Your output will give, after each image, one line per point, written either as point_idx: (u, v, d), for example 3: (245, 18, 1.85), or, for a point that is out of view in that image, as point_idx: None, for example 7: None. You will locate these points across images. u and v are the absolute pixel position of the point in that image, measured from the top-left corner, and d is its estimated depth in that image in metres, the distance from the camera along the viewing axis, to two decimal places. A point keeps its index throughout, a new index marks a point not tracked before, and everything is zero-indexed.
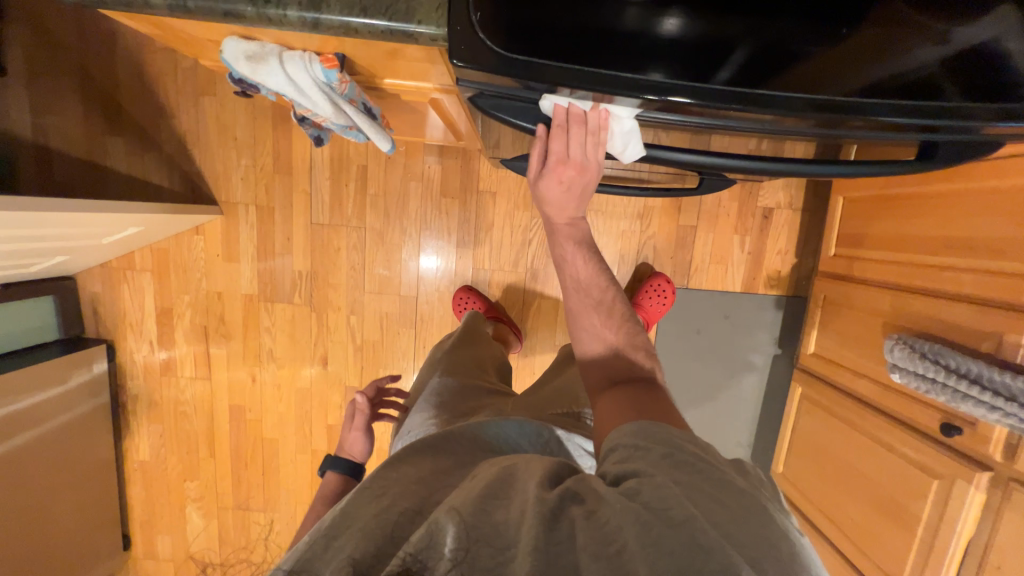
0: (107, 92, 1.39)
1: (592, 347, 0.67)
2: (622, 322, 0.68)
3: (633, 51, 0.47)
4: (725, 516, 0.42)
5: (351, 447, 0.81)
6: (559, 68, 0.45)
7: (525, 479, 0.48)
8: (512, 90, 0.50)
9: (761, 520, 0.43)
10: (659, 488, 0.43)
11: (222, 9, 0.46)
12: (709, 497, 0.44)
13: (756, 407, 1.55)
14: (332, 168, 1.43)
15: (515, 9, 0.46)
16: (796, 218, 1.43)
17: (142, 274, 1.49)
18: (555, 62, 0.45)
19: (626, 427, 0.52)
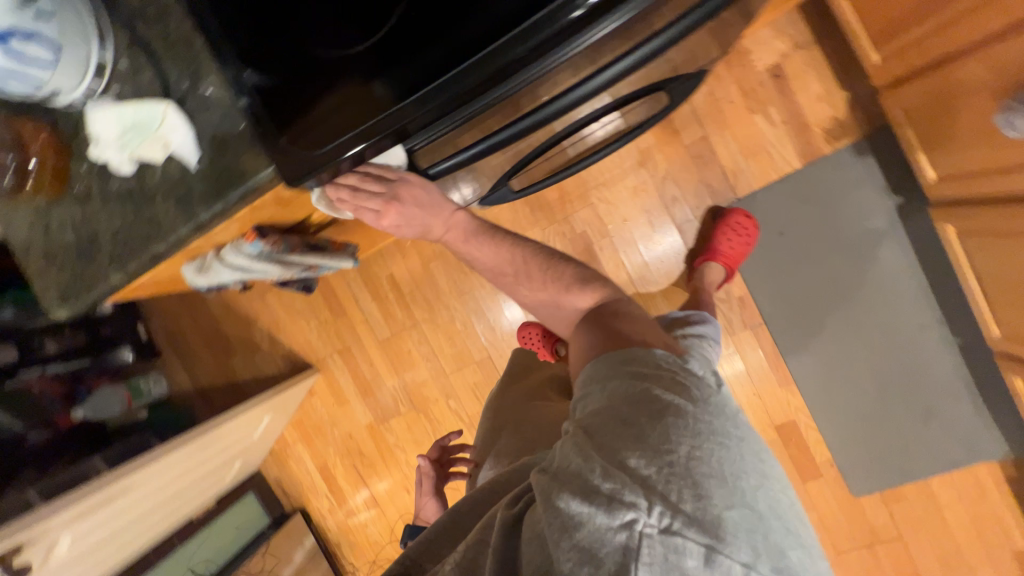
0: (213, 329, 1.80)
1: (539, 305, 0.79)
2: (547, 276, 0.76)
3: (412, 64, 0.44)
4: (629, 456, 0.48)
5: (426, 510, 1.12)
6: (360, 136, 0.47)
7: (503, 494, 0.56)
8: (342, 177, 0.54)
9: (668, 442, 0.49)
10: (575, 456, 0.50)
11: (149, 257, 0.57)
12: (621, 441, 0.50)
13: (916, 274, 1.20)
14: (370, 291, 1.60)
15: (307, 108, 0.49)
16: (815, 53, 1.16)
17: (295, 445, 1.79)
18: (355, 134, 0.47)
19: (585, 376, 0.61)
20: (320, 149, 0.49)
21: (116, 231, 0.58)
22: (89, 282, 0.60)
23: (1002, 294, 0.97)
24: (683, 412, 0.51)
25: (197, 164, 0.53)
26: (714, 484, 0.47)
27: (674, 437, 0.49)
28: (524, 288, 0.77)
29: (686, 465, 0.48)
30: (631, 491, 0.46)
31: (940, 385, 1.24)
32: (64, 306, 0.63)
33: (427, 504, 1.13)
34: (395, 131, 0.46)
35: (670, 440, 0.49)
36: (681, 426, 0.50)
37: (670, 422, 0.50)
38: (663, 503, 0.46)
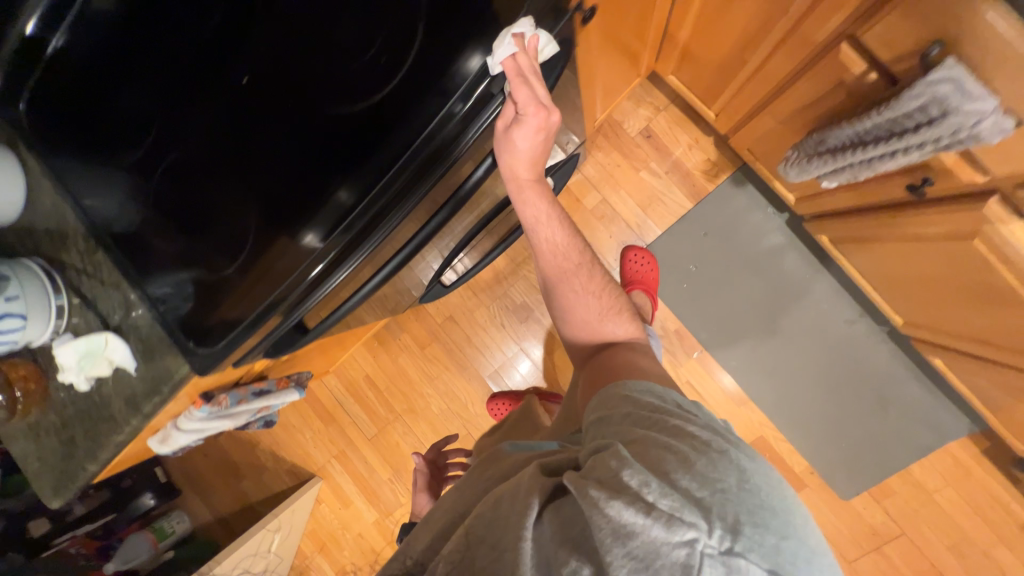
0: (222, 457, 1.94)
1: (575, 323, 0.84)
2: (605, 290, 0.82)
3: (266, 278, 0.62)
4: (683, 479, 0.47)
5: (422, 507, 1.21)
6: (242, 330, 0.61)
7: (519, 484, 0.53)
8: (286, 303, 0.58)
9: (711, 472, 0.48)
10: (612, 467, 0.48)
11: (112, 446, 0.72)
12: (666, 462, 0.49)
13: (825, 276, 1.29)
14: (352, 394, 1.73)
15: (201, 319, 0.66)
16: (673, 112, 1.34)
17: (313, 556, 1.86)
18: (237, 329, 0.61)
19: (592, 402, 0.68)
20: (217, 341, 0.64)
21: (87, 430, 0.73)
22: (72, 474, 0.74)
23: (885, 288, 1.05)
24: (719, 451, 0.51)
25: (136, 369, 0.69)
26: (765, 520, 0.46)
27: (716, 470, 0.48)
28: (576, 300, 0.81)
29: (738, 486, 0.47)
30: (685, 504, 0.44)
31: (884, 375, 1.28)
32: (56, 497, 0.77)
33: (420, 502, 1.21)
34: (262, 326, 0.60)
35: (719, 468, 0.49)
36: (722, 463, 0.50)
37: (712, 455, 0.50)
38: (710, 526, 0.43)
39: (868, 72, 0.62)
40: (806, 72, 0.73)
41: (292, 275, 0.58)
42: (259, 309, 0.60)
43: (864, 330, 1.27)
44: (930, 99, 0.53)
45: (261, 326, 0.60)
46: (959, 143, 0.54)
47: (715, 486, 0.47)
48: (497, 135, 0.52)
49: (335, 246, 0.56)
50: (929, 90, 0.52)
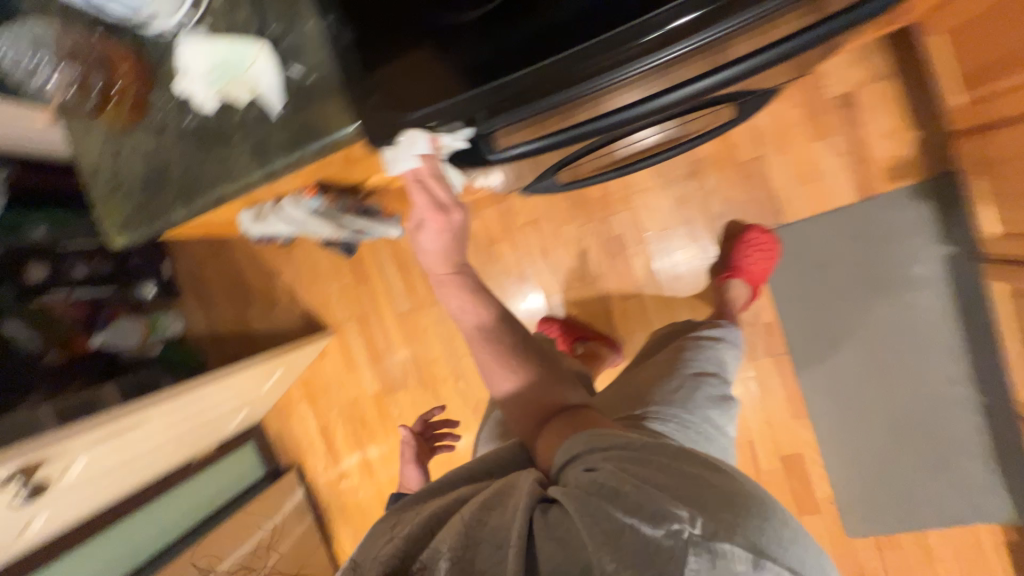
0: (235, 276, 1.81)
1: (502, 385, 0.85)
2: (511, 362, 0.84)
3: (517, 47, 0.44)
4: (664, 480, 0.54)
5: (409, 482, 1.29)
6: (453, 106, 0.46)
7: (513, 492, 0.58)
8: (511, 111, 0.45)
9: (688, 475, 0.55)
10: (609, 478, 0.54)
11: (215, 197, 0.57)
12: (650, 472, 0.55)
13: (954, 328, 1.17)
14: (396, 262, 1.59)
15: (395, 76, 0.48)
16: (890, 87, 1.12)
17: (300, 403, 1.82)
18: (446, 103, 0.46)
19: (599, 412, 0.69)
20: (413, 111, 0.47)
21: (188, 166, 0.57)
22: (153, 213, 0.60)
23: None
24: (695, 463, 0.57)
25: (280, 113, 0.52)
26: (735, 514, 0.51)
27: (691, 474, 0.55)
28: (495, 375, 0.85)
29: (711, 482, 0.54)
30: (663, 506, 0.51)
31: (956, 444, 1.22)
32: (123, 234, 0.63)
33: (409, 473, 1.29)
34: (483, 116, 0.46)
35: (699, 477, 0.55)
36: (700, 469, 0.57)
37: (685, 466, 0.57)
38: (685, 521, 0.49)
39: None
40: None
41: (428, 104, 0.46)
42: (398, 114, 0.48)
43: (965, 395, 1.18)
44: None
45: (482, 116, 0.46)
46: None
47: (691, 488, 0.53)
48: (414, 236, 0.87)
49: (478, 109, 0.45)
50: None
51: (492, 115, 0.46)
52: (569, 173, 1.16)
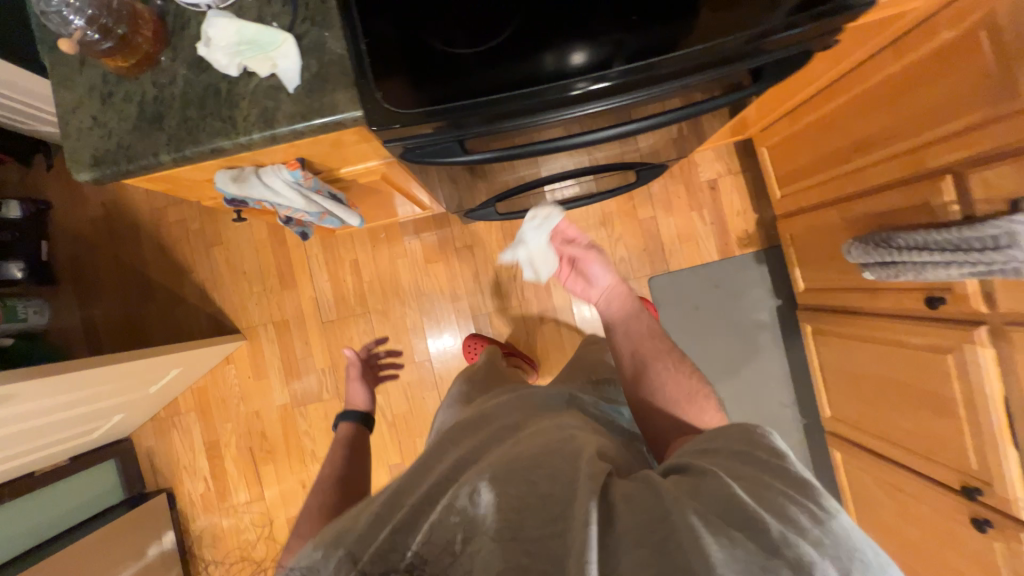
0: (135, 268, 1.65)
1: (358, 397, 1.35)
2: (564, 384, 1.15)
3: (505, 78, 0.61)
4: (743, 496, 0.47)
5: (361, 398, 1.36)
6: (448, 110, 0.60)
7: (569, 471, 0.53)
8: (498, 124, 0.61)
9: (778, 503, 0.47)
10: (714, 485, 0.49)
11: (210, 149, 0.64)
12: (761, 488, 0.49)
13: (781, 362, 1.55)
14: (329, 270, 1.61)
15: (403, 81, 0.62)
16: (740, 180, 1.55)
17: (187, 415, 1.63)
18: (446, 106, 0.60)
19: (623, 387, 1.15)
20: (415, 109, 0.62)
21: (186, 118, 0.63)
22: (135, 154, 0.64)
23: (835, 384, 1.30)
24: (770, 482, 0.50)
25: (294, 89, 0.63)
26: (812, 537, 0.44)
27: (777, 497, 0.47)
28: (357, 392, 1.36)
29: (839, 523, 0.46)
30: (743, 525, 0.44)
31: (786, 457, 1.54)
32: (90, 169, 0.64)
33: (354, 389, 1.38)
34: (474, 127, 0.62)
35: (774, 496, 0.48)
36: (793, 497, 0.48)
37: (758, 485, 0.49)
38: (765, 550, 0.43)
39: (956, 202, 0.83)
40: (901, 186, 0.94)
41: (418, 109, 0.62)
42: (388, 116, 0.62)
43: (792, 416, 1.53)
44: (1003, 233, 0.73)
45: (473, 127, 0.62)
46: (1002, 271, 0.75)
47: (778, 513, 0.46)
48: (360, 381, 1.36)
49: (458, 117, 0.61)
50: (1009, 225, 0.72)
51: (480, 126, 0.62)
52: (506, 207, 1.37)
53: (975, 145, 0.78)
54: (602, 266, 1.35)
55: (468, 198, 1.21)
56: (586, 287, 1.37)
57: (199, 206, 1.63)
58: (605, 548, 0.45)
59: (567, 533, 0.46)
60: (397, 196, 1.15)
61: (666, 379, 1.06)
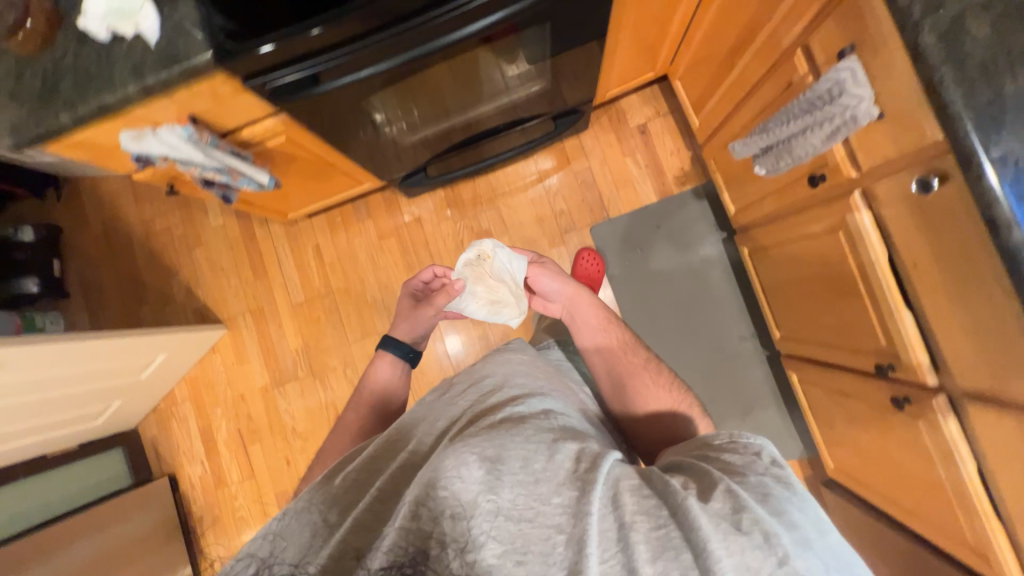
0: (131, 276, 1.85)
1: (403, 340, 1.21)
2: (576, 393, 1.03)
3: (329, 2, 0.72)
4: (745, 496, 0.52)
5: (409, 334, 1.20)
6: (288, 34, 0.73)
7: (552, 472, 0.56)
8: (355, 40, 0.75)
9: (785, 506, 0.52)
10: (702, 486, 0.54)
11: (97, 105, 0.76)
12: (751, 489, 0.53)
13: (734, 296, 1.52)
14: (295, 257, 1.75)
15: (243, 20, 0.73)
16: (669, 120, 1.57)
17: (183, 403, 1.79)
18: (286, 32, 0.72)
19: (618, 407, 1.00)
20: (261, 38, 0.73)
21: (78, 82, 0.77)
22: (41, 118, 0.77)
23: (776, 301, 1.28)
24: (768, 481, 0.55)
25: (154, 43, 0.75)
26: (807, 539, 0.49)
27: (786, 505, 0.52)
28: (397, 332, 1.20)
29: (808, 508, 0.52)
30: (746, 519, 0.49)
31: (751, 392, 1.50)
32: (10, 137, 0.79)
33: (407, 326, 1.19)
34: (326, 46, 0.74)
35: (771, 496, 0.53)
36: (791, 497, 0.53)
37: (759, 485, 0.54)
38: (758, 543, 0.47)
39: (808, 74, 0.84)
40: (771, 74, 0.95)
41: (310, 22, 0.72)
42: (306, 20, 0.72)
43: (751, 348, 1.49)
44: (834, 84, 0.74)
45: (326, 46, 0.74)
46: (844, 123, 0.75)
47: (780, 514, 0.51)
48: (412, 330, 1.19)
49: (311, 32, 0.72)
50: (836, 74, 0.73)
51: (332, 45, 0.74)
52: (446, 167, 1.49)
53: (808, 9, 0.80)
54: (554, 274, 1.12)
55: (390, 157, 1.32)
56: (547, 304, 1.15)
57: (180, 214, 1.82)
58: (605, 534, 0.50)
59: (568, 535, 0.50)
60: (320, 165, 1.26)
61: (637, 382, 0.98)
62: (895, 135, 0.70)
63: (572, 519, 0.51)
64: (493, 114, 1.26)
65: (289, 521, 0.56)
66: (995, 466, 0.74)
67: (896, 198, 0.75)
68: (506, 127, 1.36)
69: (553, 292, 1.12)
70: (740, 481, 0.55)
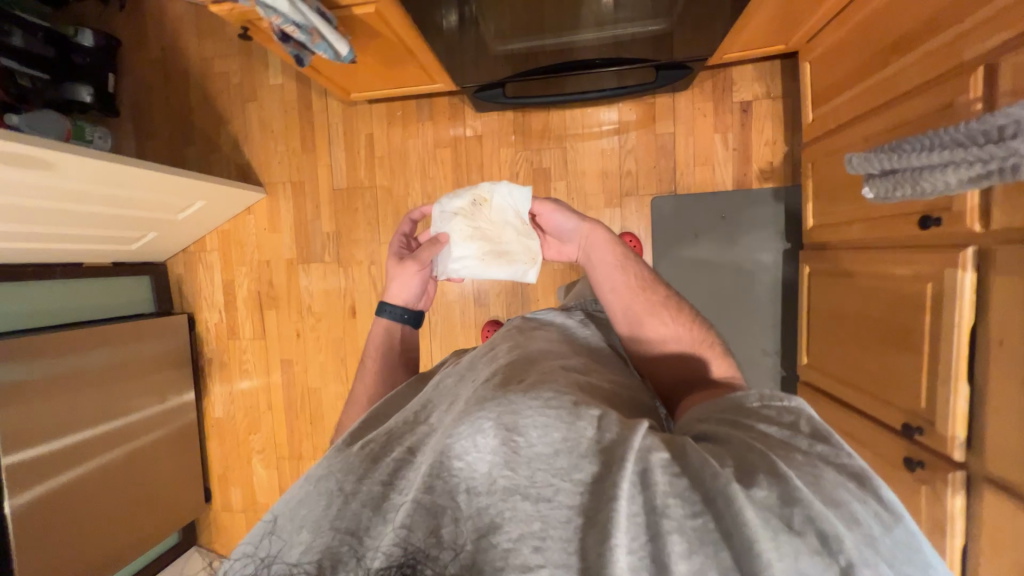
0: (182, 112, 1.81)
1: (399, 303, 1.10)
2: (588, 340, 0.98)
3: None
4: (795, 478, 0.42)
5: (404, 293, 1.10)
6: None
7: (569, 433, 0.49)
8: None
9: (840, 494, 0.42)
10: (739, 457, 0.46)
11: None
12: (794, 465, 0.45)
13: (774, 308, 1.47)
14: (346, 140, 1.69)
15: None
16: (777, 105, 1.41)
17: (211, 253, 1.84)
18: None
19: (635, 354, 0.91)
20: None
21: None
22: None
23: (818, 328, 1.23)
24: (816, 461, 0.45)
25: None
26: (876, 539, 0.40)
27: (839, 488, 0.43)
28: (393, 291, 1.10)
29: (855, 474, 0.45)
30: (798, 516, 0.40)
31: None
32: None
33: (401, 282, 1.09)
34: None
35: (826, 479, 0.44)
36: (850, 484, 0.44)
37: (810, 465, 0.45)
38: (816, 546, 0.39)
39: (979, 101, 0.73)
40: (930, 88, 0.82)
41: None
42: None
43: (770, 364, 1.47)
44: (1010, 122, 0.64)
45: None
46: (999, 169, 0.66)
47: (835, 503, 0.42)
48: (406, 287, 1.09)
49: None
50: (1019, 112, 0.63)
51: None
52: (524, 90, 1.37)
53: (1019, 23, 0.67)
54: (568, 211, 1.03)
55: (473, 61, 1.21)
56: (563, 247, 1.06)
57: (240, 61, 1.73)
58: (631, 521, 0.43)
59: (591, 515, 0.44)
60: (399, 51, 1.16)
61: (650, 323, 0.88)
62: None
63: (591, 496, 0.45)
64: (595, 46, 1.14)
65: (284, 499, 0.51)
66: (985, 551, 0.75)
67: (1016, 269, 0.68)
68: (601, 68, 1.23)
69: (567, 230, 1.03)
70: (786, 458, 0.46)
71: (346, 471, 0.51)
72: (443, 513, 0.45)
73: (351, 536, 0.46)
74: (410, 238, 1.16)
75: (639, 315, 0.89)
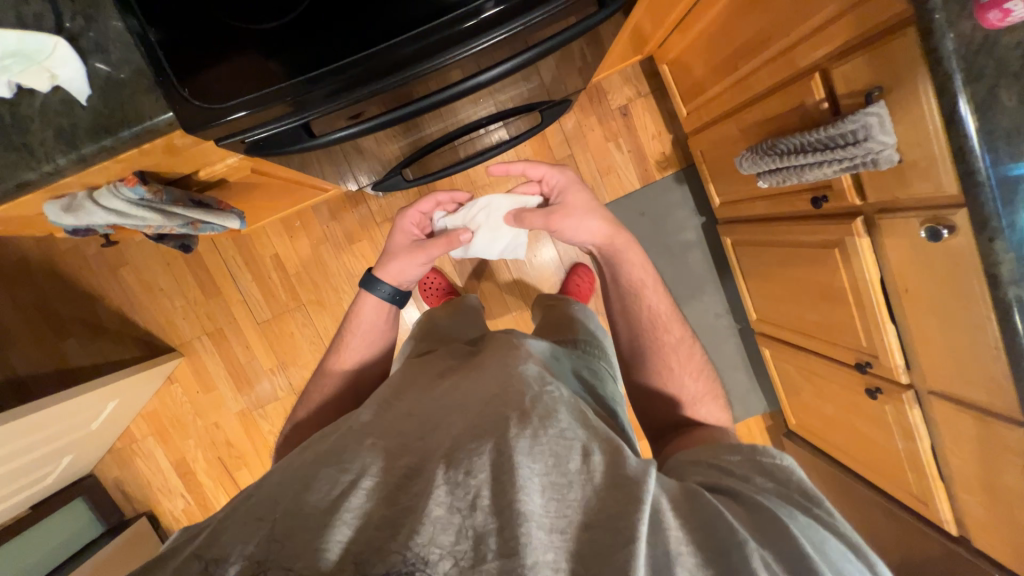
0: (40, 307, 1.54)
1: (392, 277, 0.97)
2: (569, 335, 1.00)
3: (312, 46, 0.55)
4: (799, 541, 0.44)
5: (399, 272, 0.97)
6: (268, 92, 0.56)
7: (587, 466, 0.47)
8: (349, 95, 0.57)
9: (837, 560, 0.45)
10: (755, 511, 0.47)
11: (14, 183, 0.59)
12: (804, 526, 0.46)
13: (712, 275, 1.61)
14: (251, 270, 1.55)
15: (201, 73, 0.56)
16: (650, 101, 1.51)
17: (146, 440, 1.63)
18: (264, 89, 0.56)
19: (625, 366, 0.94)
20: (236, 97, 0.57)
21: None
22: None
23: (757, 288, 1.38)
24: (817, 523, 0.47)
25: (88, 101, 0.58)
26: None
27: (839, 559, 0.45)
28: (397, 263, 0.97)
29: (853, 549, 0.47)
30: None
31: (726, 360, 1.66)
32: None
33: (402, 261, 0.97)
34: (316, 107, 0.58)
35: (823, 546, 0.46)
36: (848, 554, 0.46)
37: (810, 529, 0.46)
38: None
39: (824, 101, 0.84)
40: (780, 90, 0.94)
41: (288, 77, 0.56)
42: (283, 79, 0.56)
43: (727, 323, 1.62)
44: (858, 126, 0.75)
45: (316, 106, 0.58)
46: (863, 163, 0.77)
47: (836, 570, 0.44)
48: (402, 269, 0.96)
49: (295, 91, 0.56)
50: (863, 119, 0.74)
51: (323, 105, 0.58)
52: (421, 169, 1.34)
53: (833, 39, 0.78)
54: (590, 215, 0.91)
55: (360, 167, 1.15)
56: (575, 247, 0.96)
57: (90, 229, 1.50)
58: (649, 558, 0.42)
59: (596, 546, 0.43)
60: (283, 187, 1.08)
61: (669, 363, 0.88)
62: (913, 180, 0.74)
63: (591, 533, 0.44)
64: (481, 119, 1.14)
65: (284, 481, 0.49)
66: (949, 449, 0.91)
67: (901, 232, 0.81)
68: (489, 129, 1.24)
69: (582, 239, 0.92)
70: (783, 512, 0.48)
71: (357, 468, 0.49)
72: (455, 537, 0.43)
73: (363, 534, 0.43)
74: (426, 217, 1.04)
75: (655, 351, 0.89)
